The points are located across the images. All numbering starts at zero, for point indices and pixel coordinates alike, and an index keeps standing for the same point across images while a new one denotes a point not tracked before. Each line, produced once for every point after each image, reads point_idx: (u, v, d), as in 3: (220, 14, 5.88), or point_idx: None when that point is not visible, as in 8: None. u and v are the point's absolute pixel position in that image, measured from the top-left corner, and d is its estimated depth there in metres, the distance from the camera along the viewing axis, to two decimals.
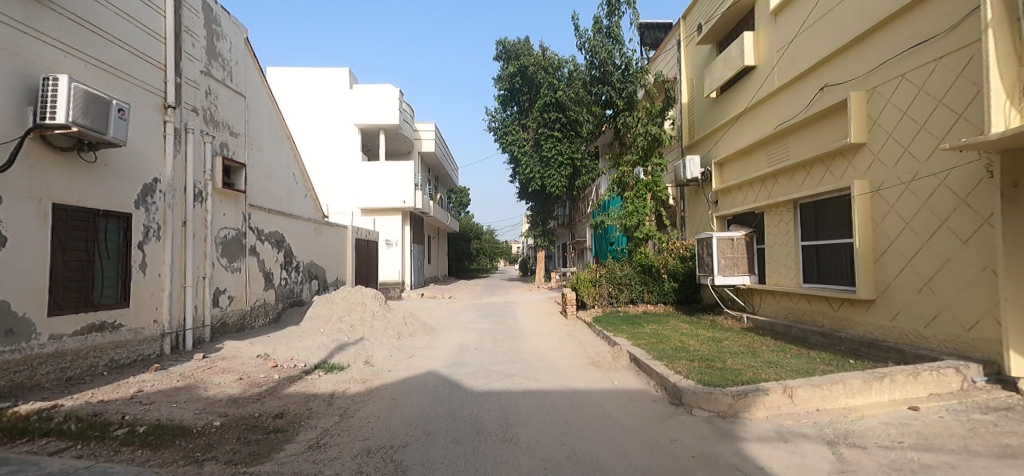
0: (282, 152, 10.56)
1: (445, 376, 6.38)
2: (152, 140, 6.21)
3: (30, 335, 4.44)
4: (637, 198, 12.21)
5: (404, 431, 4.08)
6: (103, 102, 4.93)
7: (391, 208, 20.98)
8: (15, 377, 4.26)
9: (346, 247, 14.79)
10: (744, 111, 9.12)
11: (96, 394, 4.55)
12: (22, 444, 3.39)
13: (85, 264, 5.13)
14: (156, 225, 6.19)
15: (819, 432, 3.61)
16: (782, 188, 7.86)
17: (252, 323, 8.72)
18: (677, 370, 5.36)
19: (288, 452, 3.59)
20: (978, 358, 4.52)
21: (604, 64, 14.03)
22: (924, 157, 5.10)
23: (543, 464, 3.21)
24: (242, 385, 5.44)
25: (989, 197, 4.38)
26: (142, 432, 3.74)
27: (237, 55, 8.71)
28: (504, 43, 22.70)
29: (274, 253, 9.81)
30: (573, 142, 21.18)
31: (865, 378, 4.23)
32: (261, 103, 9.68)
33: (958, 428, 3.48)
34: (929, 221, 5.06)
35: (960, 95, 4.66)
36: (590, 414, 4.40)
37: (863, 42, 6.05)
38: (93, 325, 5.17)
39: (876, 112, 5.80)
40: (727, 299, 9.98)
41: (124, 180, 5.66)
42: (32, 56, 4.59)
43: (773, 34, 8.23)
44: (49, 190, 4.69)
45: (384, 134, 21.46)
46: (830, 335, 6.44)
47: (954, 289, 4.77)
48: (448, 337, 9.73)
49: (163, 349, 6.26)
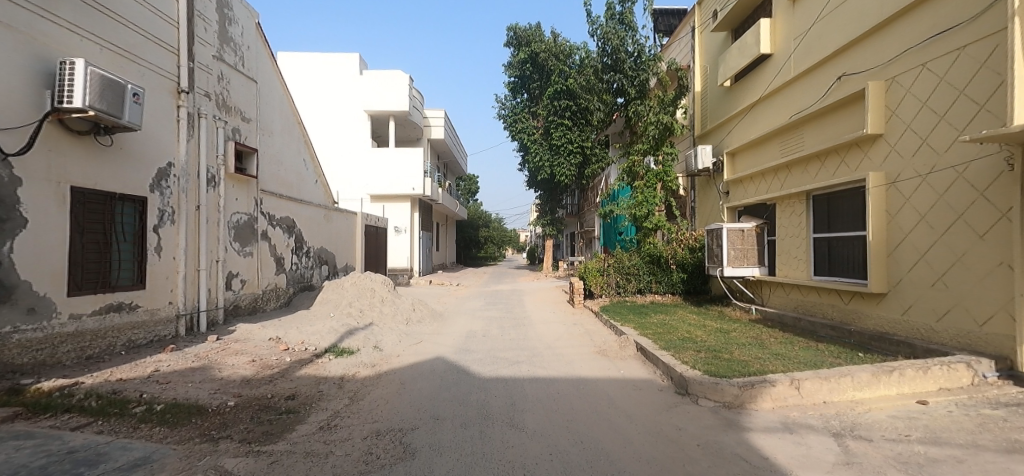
0: (292, 138, 10.61)
1: (452, 361, 6.46)
2: (165, 125, 6.25)
3: (51, 314, 4.56)
4: (647, 187, 12.12)
5: (412, 414, 4.15)
6: (118, 87, 4.97)
7: (400, 195, 21.06)
8: (37, 355, 4.40)
9: (357, 233, 14.98)
10: (758, 100, 8.98)
11: (115, 372, 4.68)
12: (46, 420, 3.52)
13: (102, 246, 5.23)
14: (171, 208, 6.29)
15: (826, 423, 3.61)
16: (795, 179, 7.76)
17: (264, 306, 8.88)
18: (683, 360, 5.39)
19: (300, 432, 3.68)
20: (991, 353, 4.48)
21: (616, 51, 14.00)
22: (942, 148, 5.00)
23: (549, 449, 3.27)
24: (255, 367, 5.56)
25: (1007, 191, 4.30)
26: (159, 410, 3.85)
27: (249, 40, 8.72)
28: (515, 29, 22.40)
29: (286, 238, 9.94)
30: (583, 131, 20.89)
31: (873, 372, 4.21)
32: (272, 89, 9.69)
33: (966, 423, 3.46)
34: (945, 215, 4.99)
35: (982, 85, 4.55)
36: (596, 403, 4.45)
37: (884, 31, 5.89)
38: (111, 305, 5.30)
39: (895, 103, 5.68)
40: (736, 291, 9.93)
41: (139, 164, 5.74)
42: (48, 39, 4.64)
43: (790, 22, 8.05)
44: (67, 172, 4.77)
45: (393, 121, 21.51)
46: (839, 328, 6.41)
47: (968, 284, 4.71)
48: (455, 324, 9.82)
49: (178, 330, 6.40)
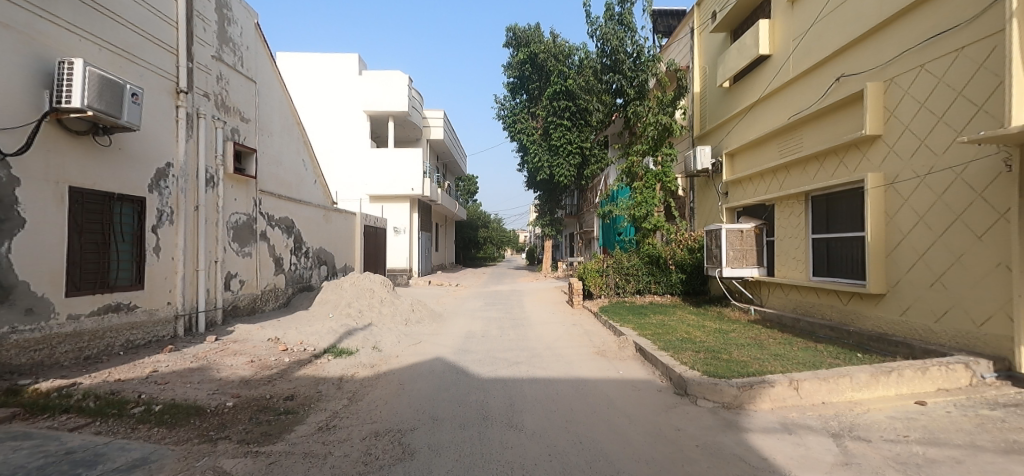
0: (291, 138, 10.59)
1: (451, 362, 6.45)
2: (164, 124, 6.25)
3: (49, 314, 4.55)
4: (647, 188, 12.12)
5: (411, 415, 4.16)
6: (116, 87, 4.96)
7: (399, 195, 21.06)
8: (35, 355, 4.39)
9: (356, 233, 14.95)
10: (757, 101, 8.99)
11: (113, 373, 4.67)
12: (44, 420, 3.51)
13: (101, 246, 5.22)
14: (170, 209, 6.28)
15: (824, 424, 3.62)
16: (794, 180, 7.76)
17: (263, 307, 8.87)
18: (682, 360, 5.39)
19: (299, 433, 3.67)
20: (989, 354, 4.49)
21: (615, 51, 14.01)
22: (941, 149, 5.01)
23: (548, 450, 3.27)
24: (254, 368, 5.55)
25: (1006, 192, 4.31)
26: (158, 411, 3.84)
27: (248, 40, 8.70)
28: (514, 29, 22.42)
29: (285, 238, 9.93)
30: (582, 131, 20.92)
31: (872, 372, 4.22)
32: (271, 88, 9.68)
33: (965, 424, 3.47)
34: (943, 215, 4.99)
35: (980, 86, 4.56)
36: (595, 403, 4.45)
37: (883, 31, 5.90)
38: (109, 305, 5.29)
39: (894, 104, 5.69)
40: (735, 291, 9.95)
41: (138, 164, 5.73)
42: (47, 39, 4.63)
43: (789, 23, 8.06)
44: (66, 172, 4.77)
45: (393, 121, 21.49)
46: (838, 329, 6.42)
47: (967, 284, 4.72)
48: (454, 325, 9.81)
49: (177, 331, 6.38)
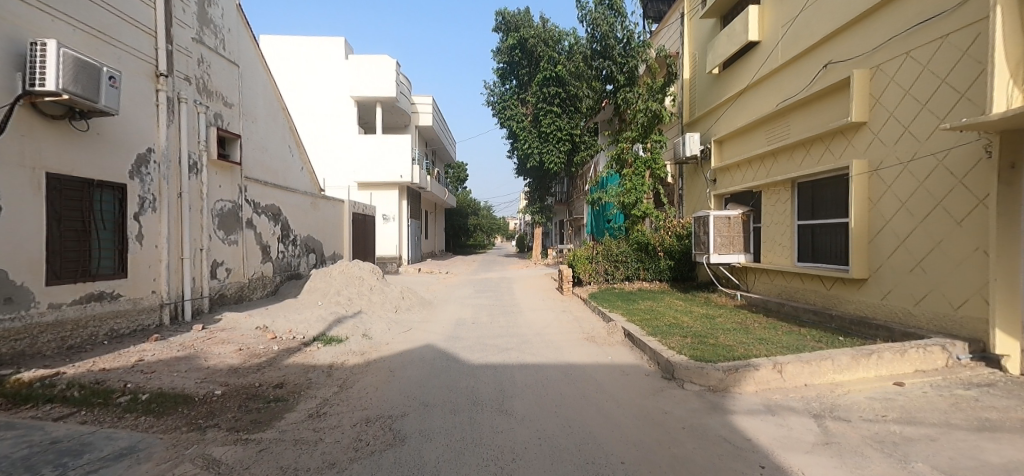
0: (277, 123, 10.38)
1: (442, 349, 6.46)
2: (145, 109, 6.08)
3: (30, 304, 4.48)
4: (636, 175, 12.02)
5: (402, 401, 4.17)
6: (93, 69, 4.81)
7: (387, 182, 20.82)
8: (15, 346, 4.32)
9: (344, 222, 14.81)
10: (746, 88, 9.01)
11: (97, 362, 4.60)
12: (26, 410, 3.48)
13: (81, 234, 5.12)
14: (152, 196, 6.14)
15: (807, 405, 3.71)
16: (781, 166, 7.84)
17: (250, 295, 8.78)
18: (670, 345, 5.47)
19: (288, 420, 3.67)
20: (965, 336, 4.63)
21: (605, 37, 13.40)
22: (924, 136, 5.08)
23: (538, 434, 3.32)
24: (242, 356, 5.51)
25: (986, 178, 4.40)
26: (145, 399, 3.80)
27: (229, 22, 8.45)
28: (504, 14, 22.13)
29: (271, 226, 9.79)
30: (572, 118, 20.88)
31: (852, 355, 4.32)
32: (255, 72, 9.45)
33: (940, 403, 3.58)
34: (924, 201, 5.09)
35: (963, 74, 4.63)
36: (584, 387, 4.52)
37: (871, 18, 5.92)
38: (92, 294, 5.21)
39: (879, 90, 5.74)
40: (722, 277, 10.12)
41: (118, 150, 5.58)
42: (18, 19, 4.44)
43: (778, 9, 8.03)
44: (42, 158, 4.64)
45: (380, 107, 21.14)
46: (821, 313, 6.56)
47: (945, 269, 4.84)
48: (445, 312, 9.82)
49: (162, 320, 6.29)
